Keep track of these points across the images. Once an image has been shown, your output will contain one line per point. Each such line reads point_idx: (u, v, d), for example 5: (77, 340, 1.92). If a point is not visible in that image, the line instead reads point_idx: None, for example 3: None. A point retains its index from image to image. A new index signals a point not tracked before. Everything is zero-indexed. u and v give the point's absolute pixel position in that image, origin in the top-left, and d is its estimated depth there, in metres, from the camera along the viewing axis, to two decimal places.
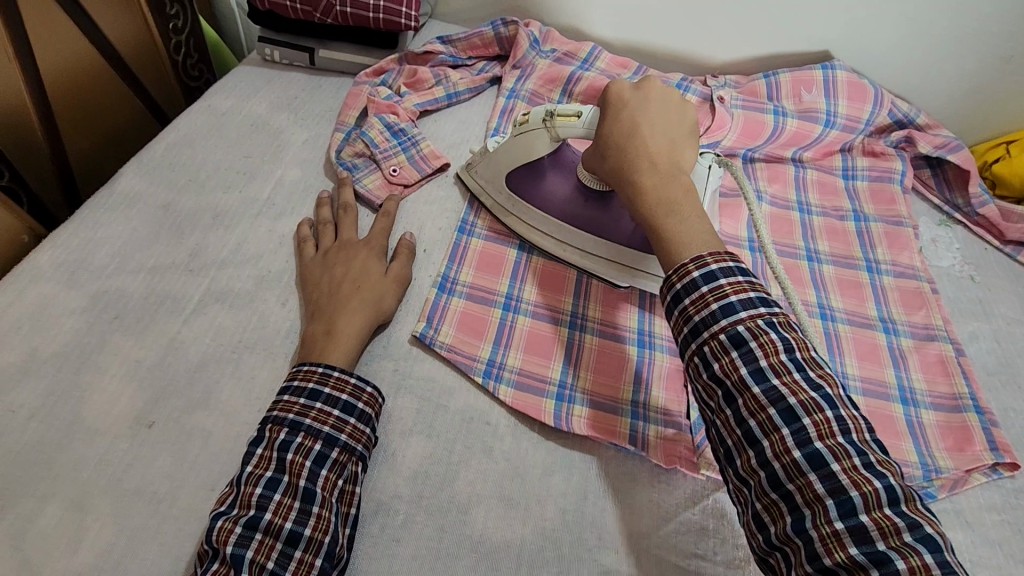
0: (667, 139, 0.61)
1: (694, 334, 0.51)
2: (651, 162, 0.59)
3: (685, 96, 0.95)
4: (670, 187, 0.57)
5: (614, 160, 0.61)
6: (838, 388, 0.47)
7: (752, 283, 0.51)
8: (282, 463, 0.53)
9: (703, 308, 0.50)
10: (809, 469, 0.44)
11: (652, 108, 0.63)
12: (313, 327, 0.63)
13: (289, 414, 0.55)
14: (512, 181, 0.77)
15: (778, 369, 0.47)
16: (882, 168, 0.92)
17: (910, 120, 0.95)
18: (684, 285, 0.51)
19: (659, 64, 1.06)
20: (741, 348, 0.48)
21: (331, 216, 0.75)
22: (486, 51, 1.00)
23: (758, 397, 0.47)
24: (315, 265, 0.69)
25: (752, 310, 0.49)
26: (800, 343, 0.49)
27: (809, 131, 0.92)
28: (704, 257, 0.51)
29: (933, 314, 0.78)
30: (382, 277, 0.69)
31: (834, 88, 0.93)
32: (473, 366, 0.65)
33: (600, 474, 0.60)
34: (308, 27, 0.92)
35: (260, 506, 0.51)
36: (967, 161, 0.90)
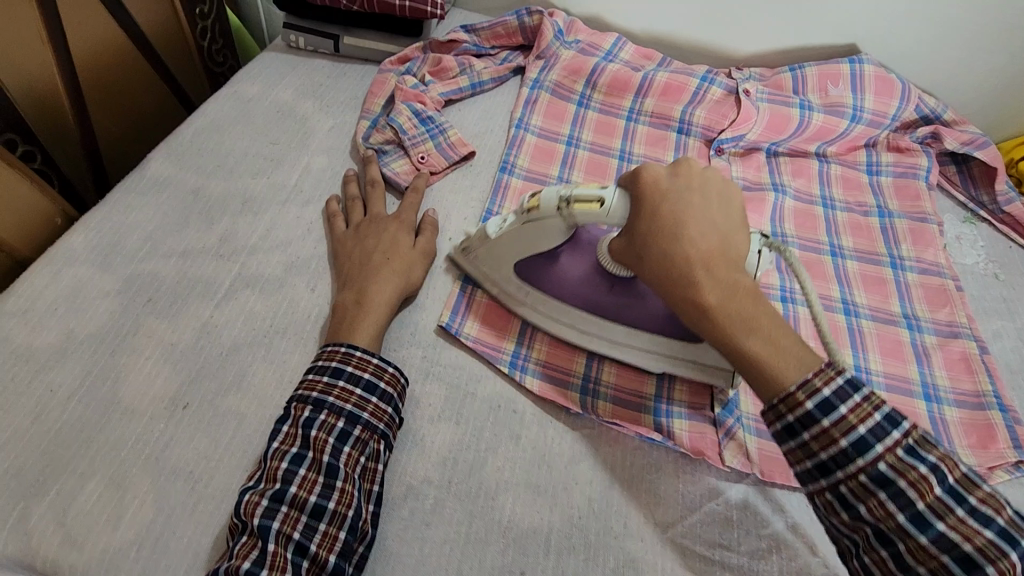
0: (719, 233, 0.55)
1: (820, 469, 0.48)
2: (705, 266, 0.52)
3: (710, 89, 0.95)
4: (740, 299, 0.51)
5: (656, 259, 0.54)
6: (1004, 513, 0.45)
7: (871, 400, 0.47)
8: (306, 439, 0.54)
9: (830, 445, 0.47)
10: (919, 533, 0.45)
11: (693, 198, 0.56)
12: (344, 296, 0.65)
13: (313, 392, 0.56)
14: (522, 271, 0.68)
15: (939, 511, 0.45)
16: (907, 164, 0.92)
17: (937, 116, 0.94)
18: (799, 418, 0.48)
19: (683, 55, 1.05)
20: (891, 490, 0.46)
21: (359, 192, 0.77)
22: (509, 41, 1.00)
23: (925, 547, 0.45)
24: (347, 238, 0.71)
25: (887, 441, 0.46)
26: (949, 466, 0.46)
27: (836, 126, 0.92)
28: (813, 381, 0.48)
29: (957, 311, 0.78)
30: (412, 249, 0.70)
31: (861, 83, 0.92)
32: (499, 357, 0.66)
33: (627, 464, 0.61)
34: (334, 14, 0.92)
35: (286, 479, 0.52)
36: (994, 158, 0.89)
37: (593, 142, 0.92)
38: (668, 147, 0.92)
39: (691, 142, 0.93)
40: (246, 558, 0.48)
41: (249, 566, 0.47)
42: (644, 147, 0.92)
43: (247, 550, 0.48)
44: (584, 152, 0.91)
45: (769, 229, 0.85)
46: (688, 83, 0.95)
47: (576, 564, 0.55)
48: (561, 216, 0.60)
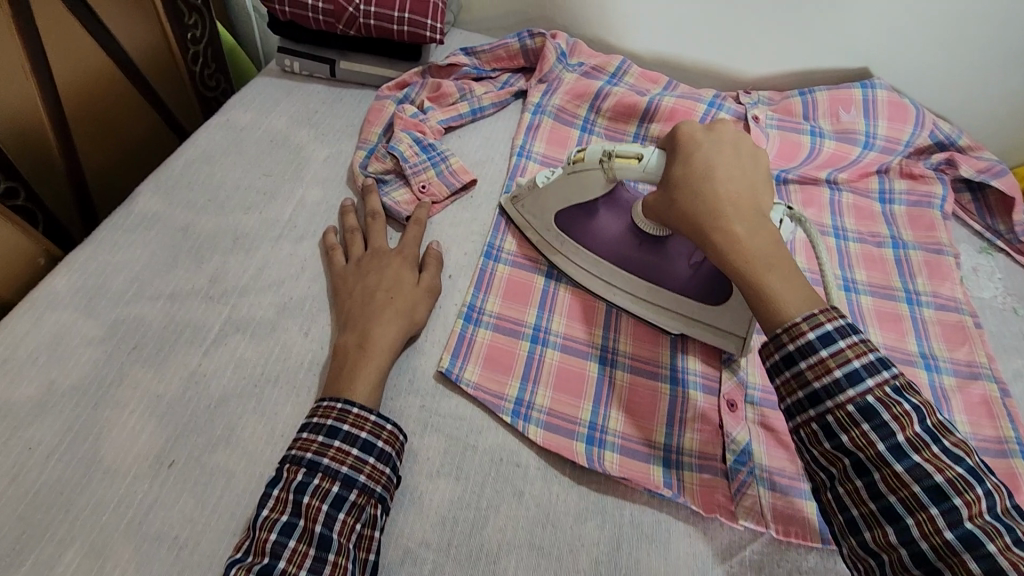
0: (749, 180, 0.60)
1: (811, 399, 0.50)
2: (734, 204, 0.57)
3: (718, 114, 0.92)
4: (764, 238, 0.55)
5: (689, 198, 0.59)
6: (975, 458, 0.47)
7: (867, 342, 0.50)
8: (298, 507, 0.51)
9: (824, 374, 0.49)
10: (894, 463, 0.47)
11: (726, 149, 0.61)
12: (345, 339, 0.62)
13: (307, 454, 0.53)
14: (562, 220, 0.74)
15: (916, 444, 0.47)
16: (921, 193, 0.89)
17: (951, 142, 0.91)
18: (800, 348, 0.50)
19: (688, 78, 1.02)
20: (875, 420, 0.47)
21: (358, 224, 0.74)
22: (511, 63, 0.97)
23: (899, 474, 0.46)
24: (347, 275, 0.68)
25: (877, 377, 0.49)
26: (929, 409, 0.49)
27: (847, 153, 0.89)
28: (818, 315, 0.51)
29: (977, 350, 0.75)
30: (415, 286, 0.68)
31: (874, 108, 0.89)
32: (501, 406, 0.63)
33: (635, 522, 0.58)
34: (329, 39, 0.89)
35: (275, 553, 0.49)
36: (1012, 186, 0.87)
37: None
38: None
39: None
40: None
41: None
42: None
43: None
44: None
45: None
46: (695, 108, 0.92)
47: None
48: (602, 167, 0.66)
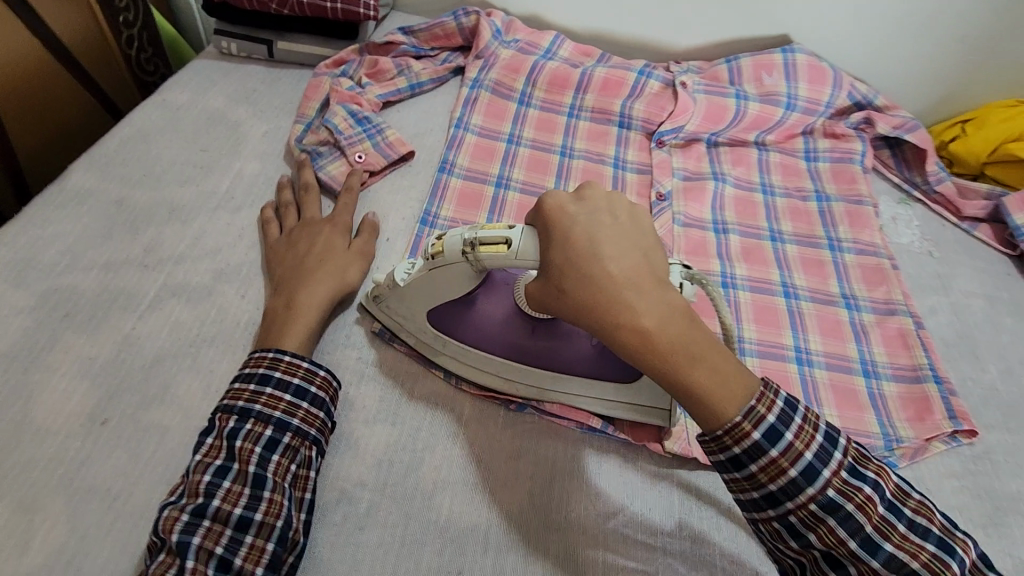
0: (636, 251, 0.50)
1: (769, 499, 0.47)
2: (634, 287, 0.47)
3: (647, 82, 0.96)
4: (676, 324, 0.46)
5: (586, 287, 0.48)
6: (936, 521, 0.47)
7: (812, 420, 0.47)
8: (232, 450, 0.52)
9: (780, 474, 0.46)
10: (871, 558, 0.45)
11: (604, 219, 0.52)
12: (273, 301, 0.63)
13: (239, 401, 0.54)
14: (437, 320, 0.63)
15: (885, 531, 0.45)
16: (842, 149, 0.94)
17: (869, 101, 0.95)
18: (746, 449, 0.46)
19: (622, 51, 1.06)
20: (841, 516, 0.45)
21: (292, 199, 0.75)
22: (448, 42, 1.01)
23: (878, 569, 0.45)
24: (279, 243, 0.70)
25: (832, 464, 0.46)
26: (883, 477, 0.48)
27: (771, 114, 0.93)
28: (757, 408, 0.46)
29: (894, 289, 0.79)
30: (347, 251, 0.69)
31: (794, 71, 0.94)
32: (436, 355, 0.65)
33: (567, 455, 0.60)
34: (266, 19, 0.91)
35: (208, 493, 0.49)
36: (923, 140, 0.92)
37: (534, 139, 0.93)
38: (609, 141, 0.94)
39: (631, 136, 0.95)
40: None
41: None
42: (586, 143, 0.94)
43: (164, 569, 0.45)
44: (525, 149, 0.92)
45: (709, 217, 0.86)
46: (626, 78, 0.96)
47: (514, 561, 0.53)
48: (471, 261, 0.56)
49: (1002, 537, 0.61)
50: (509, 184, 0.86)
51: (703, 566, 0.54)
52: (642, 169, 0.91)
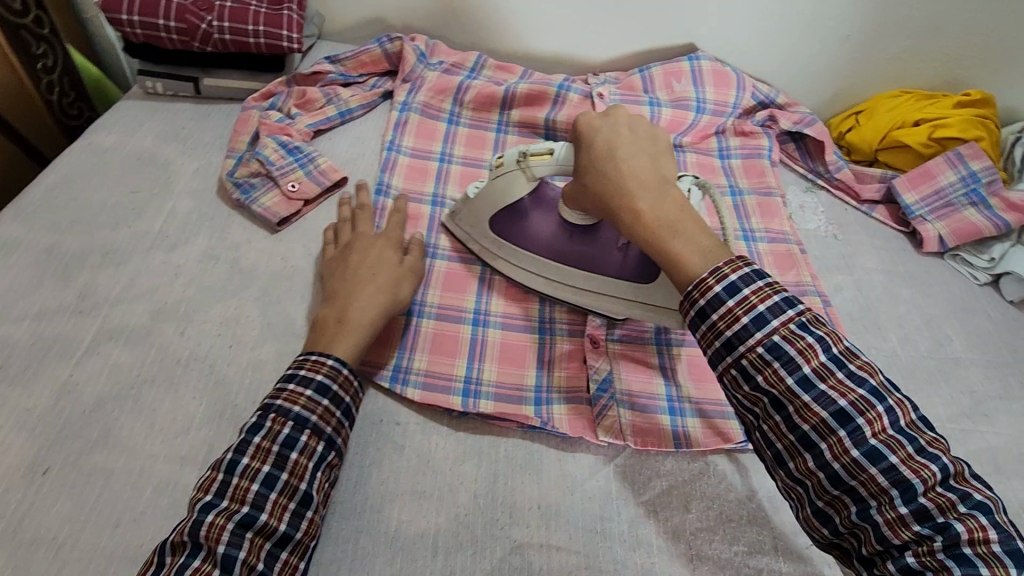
0: (647, 158, 0.62)
1: (726, 347, 0.52)
2: (638, 180, 0.59)
3: (567, 96, 1.00)
4: (666, 208, 0.58)
5: (600, 179, 0.61)
6: (878, 376, 0.50)
7: (773, 285, 0.51)
8: (283, 459, 0.53)
9: (733, 322, 0.51)
10: (803, 394, 0.49)
11: (624, 133, 0.63)
12: (327, 311, 0.65)
13: (295, 407, 0.56)
14: (496, 225, 0.77)
15: (821, 374, 0.49)
16: (751, 146, 1.01)
17: (771, 100, 1.04)
18: (709, 301, 0.52)
19: (544, 67, 1.11)
20: (782, 359, 0.49)
21: (350, 214, 0.79)
22: (375, 68, 1.04)
23: (808, 405, 0.49)
24: (335, 260, 0.72)
25: (782, 317, 0.50)
26: (833, 339, 0.51)
27: (683, 118, 1.00)
28: (723, 268, 0.52)
29: (803, 272, 0.86)
30: (399, 266, 0.72)
31: (701, 77, 1.01)
32: (379, 373, 0.67)
33: (509, 456, 0.63)
34: (189, 58, 0.93)
35: (257, 504, 0.51)
36: (821, 132, 1.00)
37: (464, 155, 0.97)
38: None
39: None
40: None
41: None
42: None
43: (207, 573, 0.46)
44: (456, 166, 0.95)
45: None
46: (547, 91, 1.00)
47: (463, 561, 0.56)
48: (521, 167, 0.70)
49: None
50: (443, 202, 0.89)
51: (639, 546, 0.59)
52: None
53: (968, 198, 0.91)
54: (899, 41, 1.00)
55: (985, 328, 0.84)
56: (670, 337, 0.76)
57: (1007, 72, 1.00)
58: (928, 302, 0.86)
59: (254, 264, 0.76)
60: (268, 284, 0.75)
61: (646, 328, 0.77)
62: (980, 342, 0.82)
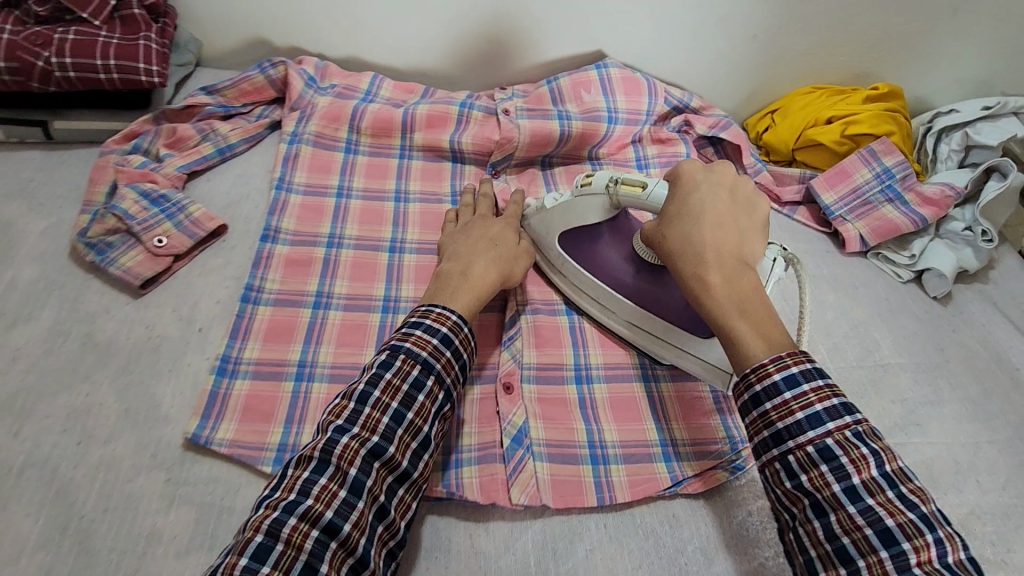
0: (743, 231, 0.61)
1: (775, 439, 0.51)
2: (719, 251, 0.59)
3: (471, 114, 0.94)
4: (738, 286, 0.57)
5: (681, 238, 0.61)
6: (931, 505, 0.47)
7: (833, 385, 0.51)
8: (410, 399, 0.57)
9: (788, 415, 0.50)
10: (848, 504, 0.47)
11: (722, 197, 0.63)
12: (450, 266, 0.70)
13: (423, 352, 0.59)
14: (564, 244, 0.76)
15: (871, 487, 0.47)
16: (668, 154, 0.97)
17: (685, 105, 1.00)
18: (765, 388, 0.51)
19: (449, 82, 1.04)
20: (831, 463, 0.48)
21: (470, 202, 0.85)
22: (260, 96, 0.94)
23: (852, 515, 0.47)
24: (453, 233, 0.78)
25: (839, 421, 0.49)
26: (889, 455, 0.49)
27: (596, 130, 0.94)
28: (784, 359, 0.51)
29: None
30: (517, 245, 0.76)
31: (611, 85, 0.96)
32: (260, 456, 0.60)
33: (413, 539, 0.57)
34: (33, 99, 0.82)
35: (386, 436, 0.55)
36: (736, 136, 0.97)
37: (365, 188, 0.88)
38: (443, 179, 0.92)
39: (466, 169, 0.94)
40: (329, 504, 0.50)
41: (333, 515, 0.50)
42: (419, 184, 0.90)
43: (333, 492, 0.51)
44: (357, 201, 0.86)
45: None
46: (450, 111, 0.94)
47: None
48: (608, 193, 0.70)
49: None
50: (340, 243, 0.80)
51: None
52: None
53: (884, 194, 0.89)
54: (805, 36, 0.97)
55: (912, 328, 0.81)
56: (590, 370, 0.72)
57: (912, 62, 0.99)
58: (854, 306, 0.83)
59: (112, 337, 0.66)
60: (130, 359, 0.65)
61: (564, 364, 0.72)
62: (907, 345, 0.79)
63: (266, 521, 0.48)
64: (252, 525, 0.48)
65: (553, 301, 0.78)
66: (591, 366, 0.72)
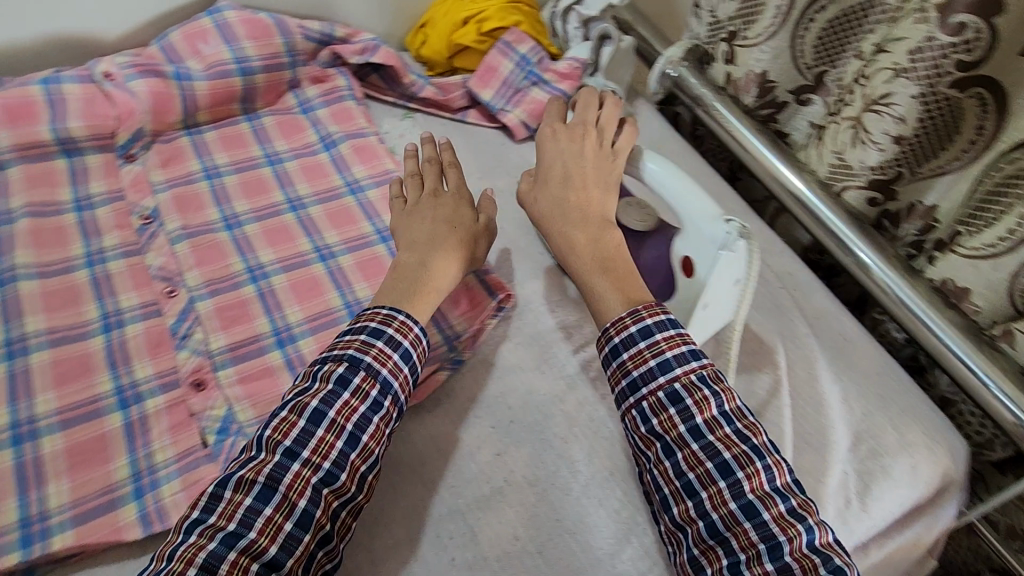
0: (607, 193, 0.68)
1: (631, 387, 0.57)
2: (579, 210, 0.66)
3: (63, 90, 0.78)
4: (598, 245, 0.64)
5: (553, 205, 0.67)
6: (761, 437, 0.54)
7: (684, 336, 0.57)
8: (365, 422, 0.53)
9: (641, 363, 0.57)
10: (691, 442, 0.54)
11: (567, 146, 0.70)
12: (406, 258, 0.63)
13: (381, 372, 0.54)
14: (555, 198, 0.77)
15: (711, 424, 0.54)
16: (330, 91, 0.94)
17: (329, 36, 0.95)
18: (622, 339, 0.58)
19: (43, 62, 0.85)
20: (679, 405, 0.55)
21: (415, 167, 0.73)
22: None
23: (695, 452, 0.54)
24: (400, 213, 0.69)
25: (686, 366, 0.56)
26: (728, 396, 0.56)
27: (230, 87, 0.87)
28: (642, 312, 0.58)
29: None
30: (476, 221, 0.68)
31: (230, 31, 0.87)
32: None
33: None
34: None
35: (338, 464, 0.51)
36: (387, 57, 0.95)
37: None
38: (60, 181, 0.76)
39: (90, 165, 0.78)
40: (275, 538, 0.47)
41: (278, 550, 0.47)
42: (26, 196, 0.73)
43: (278, 524, 0.48)
44: None
45: (216, 216, 0.77)
46: (31, 94, 0.76)
47: None
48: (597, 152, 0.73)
49: (553, 366, 0.71)
50: None
51: None
52: (116, 198, 0.76)
53: (529, 79, 0.96)
54: None
55: None
56: (292, 330, 0.68)
57: None
58: None
59: None
60: None
61: (259, 334, 0.66)
62: None
63: (201, 552, 0.45)
64: (182, 562, 0.44)
65: (234, 273, 0.71)
66: (292, 326, 0.68)
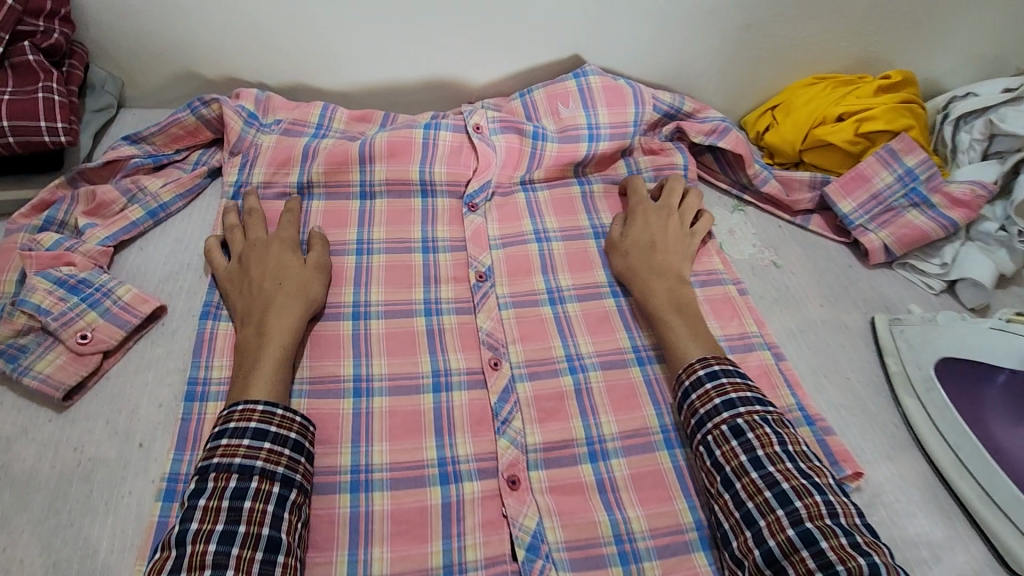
0: (687, 259, 0.73)
1: (698, 424, 0.58)
2: (665, 257, 0.71)
3: (438, 136, 0.82)
4: (677, 293, 0.68)
5: (640, 259, 0.72)
6: (826, 478, 0.53)
7: (749, 385, 0.59)
8: (236, 511, 0.48)
9: (707, 401, 0.58)
10: (751, 470, 0.53)
11: (651, 217, 0.75)
12: (244, 333, 0.61)
13: (235, 458, 0.51)
14: (944, 369, 0.66)
15: (772, 458, 0.54)
16: (665, 166, 0.87)
17: (677, 110, 0.89)
18: (691, 381, 0.60)
19: (419, 99, 0.93)
20: (741, 438, 0.55)
21: (237, 220, 0.72)
22: (195, 139, 0.81)
23: (755, 481, 0.53)
24: (232, 276, 0.66)
25: (749, 407, 0.57)
26: (790, 438, 0.55)
27: (574, 152, 0.84)
28: (710, 358, 0.61)
29: (746, 320, 0.71)
30: (302, 267, 0.67)
31: (590, 97, 0.85)
32: None
33: None
34: None
35: (219, 563, 0.46)
36: (736, 142, 0.85)
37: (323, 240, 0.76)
38: (413, 220, 0.79)
39: (439, 207, 0.81)
40: None
41: None
42: (386, 230, 0.78)
43: None
44: None
45: (542, 286, 0.74)
46: (413, 136, 0.81)
47: None
48: None
49: None
50: None
51: None
52: (456, 247, 0.78)
53: (909, 198, 0.80)
54: (805, 22, 0.87)
55: None
56: (605, 444, 0.62)
57: (924, 43, 0.90)
58: None
59: (32, 470, 0.56)
60: (57, 494, 0.55)
61: (574, 439, 0.62)
62: None
63: None
64: None
65: (553, 358, 0.68)
66: (606, 438, 0.62)
